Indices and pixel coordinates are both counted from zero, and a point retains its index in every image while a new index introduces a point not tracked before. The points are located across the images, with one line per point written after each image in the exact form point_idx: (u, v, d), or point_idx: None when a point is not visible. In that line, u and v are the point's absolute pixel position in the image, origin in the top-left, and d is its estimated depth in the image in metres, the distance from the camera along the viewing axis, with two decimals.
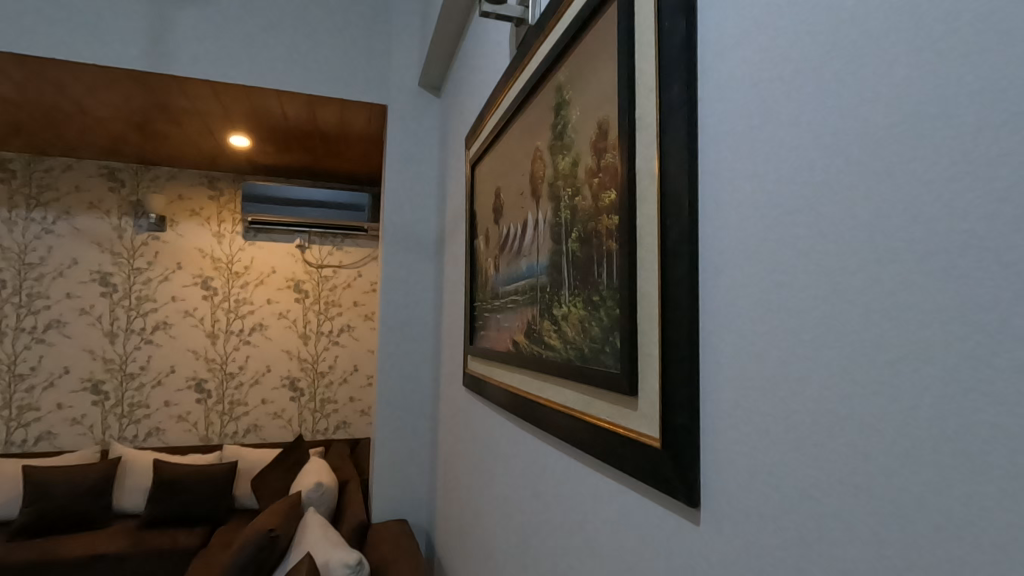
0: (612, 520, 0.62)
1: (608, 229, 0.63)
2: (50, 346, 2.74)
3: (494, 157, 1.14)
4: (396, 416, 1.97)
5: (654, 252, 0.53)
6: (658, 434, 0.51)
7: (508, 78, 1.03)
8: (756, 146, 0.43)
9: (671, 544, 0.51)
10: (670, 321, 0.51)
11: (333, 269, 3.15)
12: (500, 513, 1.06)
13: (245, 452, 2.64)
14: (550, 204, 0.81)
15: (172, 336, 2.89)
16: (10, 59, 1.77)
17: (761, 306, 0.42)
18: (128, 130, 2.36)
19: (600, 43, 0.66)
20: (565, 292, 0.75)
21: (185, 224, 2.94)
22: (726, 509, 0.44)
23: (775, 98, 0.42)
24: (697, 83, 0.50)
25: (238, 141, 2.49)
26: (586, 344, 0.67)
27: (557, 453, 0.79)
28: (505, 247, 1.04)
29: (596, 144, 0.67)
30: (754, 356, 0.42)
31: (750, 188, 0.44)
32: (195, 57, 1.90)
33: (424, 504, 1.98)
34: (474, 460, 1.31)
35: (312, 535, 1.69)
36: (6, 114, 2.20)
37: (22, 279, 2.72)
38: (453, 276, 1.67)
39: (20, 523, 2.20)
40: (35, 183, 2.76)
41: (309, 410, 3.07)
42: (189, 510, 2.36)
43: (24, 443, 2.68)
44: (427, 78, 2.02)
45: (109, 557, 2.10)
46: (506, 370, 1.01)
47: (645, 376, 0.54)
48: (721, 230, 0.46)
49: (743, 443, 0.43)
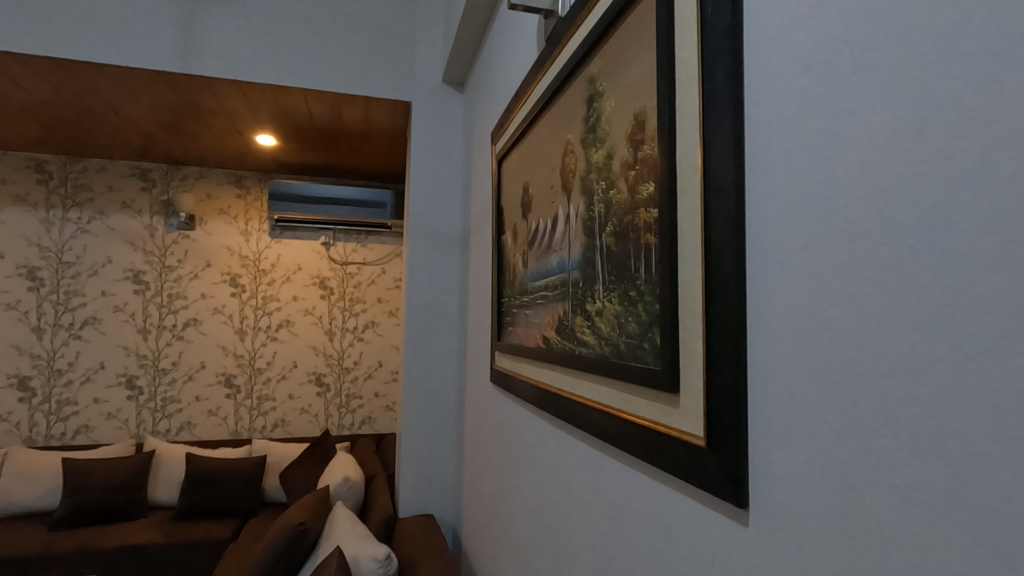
0: (651, 519, 0.61)
1: (647, 222, 0.61)
2: (86, 342, 2.82)
3: (522, 151, 1.13)
4: (422, 413, 1.98)
5: (697, 245, 0.51)
6: (702, 433, 0.50)
7: (537, 71, 1.02)
8: (808, 133, 0.41)
9: (714, 545, 0.49)
10: (715, 316, 0.49)
11: (357, 266, 3.18)
12: (530, 512, 1.05)
13: (274, 447, 2.68)
14: (583, 199, 0.80)
15: (202, 332, 2.95)
16: (47, 63, 1.81)
17: (812, 300, 0.40)
18: (159, 130, 2.41)
19: (637, 32, 0.64)
20: (599, 287, 0.74)
21: (214, 222, 2.99)
22: (776, 509, 0.42)
23: (826, 83, 0.40)
24: (741, 68, 0.48)
25: (265, 140, 2.52)
26: (622, 340, 0.66)
27: (591, 451, 0.78)
28: (534, 242, 1.03)
29: (632, 136, 0.65)
30: (806, 350, 0.40)
31: (801, 175, 0.42)
32: (223, 57, 1.93)
33: (450, 500, 1.99)
34: (502, 457, 1.30)
35: (341, 529, 1.71)
36: (43, 116, 2.26)
37: (60, 277, 2.80)
38: (478, 270, 1.66)
39: (61, 513, 2.27)
40: (71, 183, 2.84)
41: (334, 405, 3.11)
42: (221, 502, 2.41)
43: (63, 436, 2.77)
44: (450, 73, 2.01)
45: (144, 547, 2.16)
46: (535, 366, 1.00)
47: (689, 374, 0.52)
48: (771, 221, 0.44)
49: (794, 440, 0.41)
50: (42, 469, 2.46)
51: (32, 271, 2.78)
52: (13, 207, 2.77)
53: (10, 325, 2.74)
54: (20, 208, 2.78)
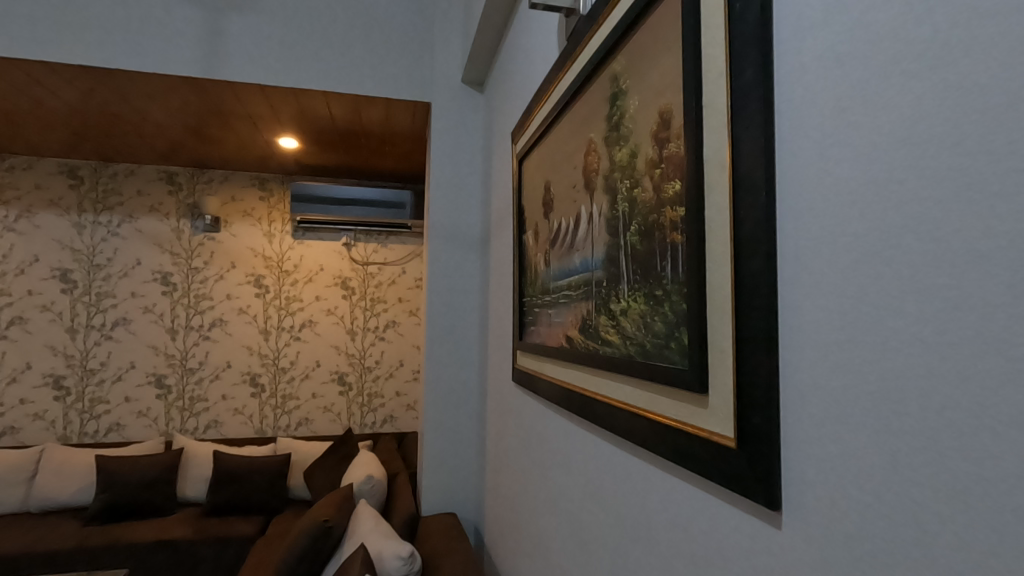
0: (679, 518, 0.60)
1: (673, 221, 0.61)
2: (117, 343, 2.90)
3: (544, 150, 1.12)
4: (443, 412, 2.00)
5: (726, 243, 0.51)
6: (732, 434, 0.49)
7: (558, 70, 1.01)
8: (841, 128, 0.40)
9: (745, 546, 0.49)
10: (746, 315, 0.48)
11: (378, 266, 3.20)
12: (555, 512, 1.05)
13: (298, 445, 2.72)
14: (606, 197, 0.80)
15: (228, 332, 3.01)
16: (78, 71, 1.87)
17: (845, 299, 0.39)
18: (185, 134, 2.46)
19: (661, 28, 0.63)
20: (623, 286, 0.73)
21: (238, 224, 3.04)
22: (809, 508, 0.41)
23: (858, 80, 0.39)
24: (771, 64, 0.47)
25: (287, 142, 2.56)
26: (647, 340, 0.66)
27: (616, 451, 0.78)
28: (557, 242, 1.03)
29: (657, 134, 0.65)
30: (840, 349, 0.40)
31: (834, 169, 0.41)
32: (246, 62, 1.96)
33: (473, 499, 2.00)
34: (525, 456, 1.30)
35: (365, 526, 1.73)
36: (74, 123, 2.33)
37: (92, 279, 2.89)
38: (499, 269, 1.66)
39: (95, 508, 2.34)
40: (102, 187, 2.92)
41: (357, 404, 3.14)
42: (247, 499, 2.45)
43: (96, 433, 2.85)
44: (469, 73, 2.02)
45: (174, 543, 2.21)
46: (559, 366, 1.00)
47: (717, 373, 0.52)
48: (802, 218, 0.44)
49: (827, 440, 0.40)
50: (77, 465, 2.53)
51: (66, 274, 2.86)
52: (47, 212, 2.86)
53: (45, 325, 2.83)
54: (54, 212, 2.86)
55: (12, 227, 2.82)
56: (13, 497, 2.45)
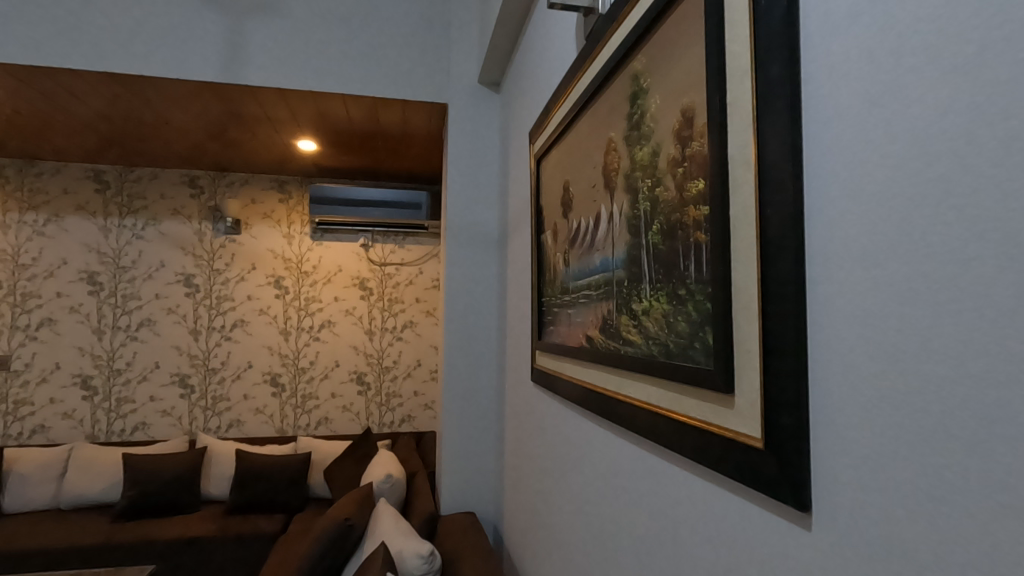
0: (704, 519, 0.60)
1: (697, 220, 0.60)
2: (142, 343, 2.96)
3: (562, 151, 1.12)
4: (461, 412, 2.00)
5: (752, 242, 0.50)
6: (760, 434, 0.49)
7: (576, 70, 1.01)
8: (871, 126, 0.40)
9: (772, 546, 0.48)
10: (772, 315, 0.48)
11: (395, 266, 3.23)
12: (576, 514, 1.05)
13: (319, 444, 2.75)
14: (627, 197, 0.79)
15: (249, 333, 3.05)
16: (104, 77, 1.91)
17: (876, 300, 0.39)
18: (207, 138, 2.50)
19: (683, 26, 0.63)
20: (645, 285, 0.73)
21: (259, 226, 3.09)
22: (839, 510, 0.41)
23: (887, 77, 0.39)
24: (798, 60, 0.47)
25: (306, 145, 2.59)
26: (670, 340, 0.66)
27: (639, 452, 0.77)
28: (576, 241, 1.03)
29: (679, 132, 0.64)
30: (871, 348, 0.39)
31: (865, 166, 0.40)
32: (266, 66, 1.99)
33: (491, 498, 2.00)
34: (544, 456, 1.30)
35: (385, 525, 1.74)
36: (100, 128, 2.38)
37: (118, 281, 2.95)
38: (517, 269, 1.66)
39: (122, 505, 2.39)
40: (127, 191, 2.98)
41: (375, 403, 3.17)
42: (268, 497, 2.49)
43: (122, 432, 2.92)
44: (485, 74, 2.02)
45: (198, 539, 2.25)
46: (578, 366, 1.00)
47: (744, 374, 0.51)
48: (831, 219, 0.43)
49: (857, 441, 0.40)
50: (104, 463, 2.59)
51: (92, 276, 2.93)
52: (75, 215, 2.93)
53: (74, 326, 2.90)
54: (81, 216, 2.93)
55: (41, 231, 2.89)
56: (44, 494, 2.51)
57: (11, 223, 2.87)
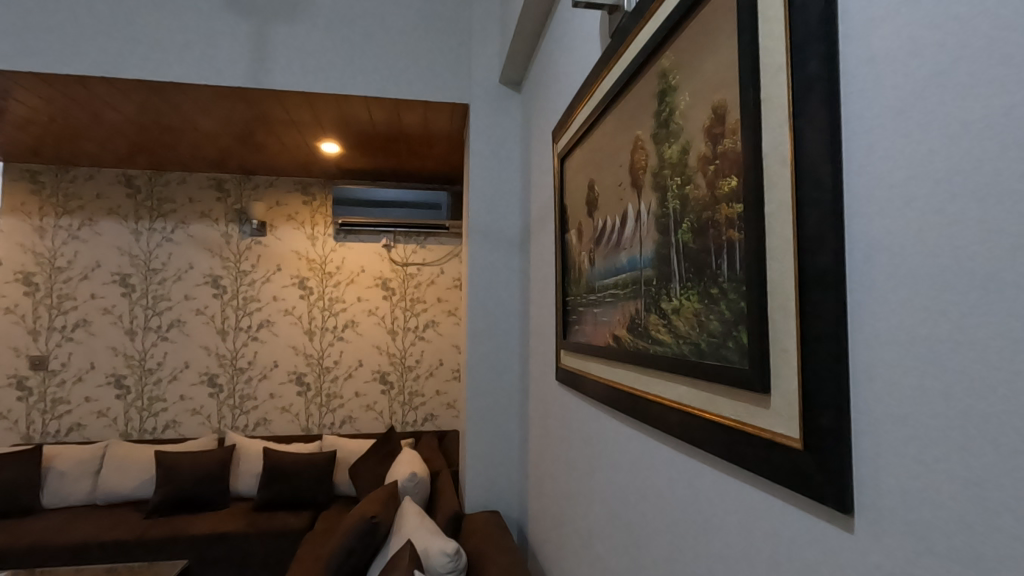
0: (740, 519, 0.59)
1: (730, 217, 0.60)
2: (172, 343, 3.03)
3: (586, 150, 1.12)
4: (484, 412, 2.01)
5: (789, 239, 0.50)
6: (798, 435, 0.48)
7: (601, 68, 1.01)
8: (915, 119, 0.39)
9: (811, 547, 0.48)
10: (809, 313, 0.47)
11: (417, 266, 3.26)
12: (603, 512, 1.05)
13: (344, 443, 2.79)
14: (655, 195, 0.79)
15: (275, 333, 3.11)
16: (135, 85, 1.96)
17: (922, 298, 0.38)
18: (234, 142, 2.55)
19: (714, 21, 0.62)
20: (675, 284, 0.72)
21: (283, 228, 3.14)
22: (883, 511, 0.40)
23: (933, 72, 0.38)
24: (837, 55, 0.46)
25: (329, 147, 2.63)
26: (702, 339, 0.65)
27: (669, 452, 0.77)
28: (601, 241, 1.03)
29: (710, 129, 0.64)
30: (919, 347, 0.38)
31: (909, 164, 0.40)
32: (291, 71, 2.02)
33: (516, 497, 2.00)
34: (570, 456, 1.30)
35: (411, 523, 1.76)
36: (131, 134, 2.44)
37: (149, 283, 3.03)
38: (540, 268, 1.66)
39: (156, 501, 2.46)
40: (156, 195, 3.06)
41: (398, 402, 3.20)
42: (295, 494, 2.53)
43: (154, 430, 3.00)
44: (506, 74, 2.03)
45: (228, 536, 2.29)
46: (605, 365, 1.00)
47: (781, 373, 0.51)
48: (872, 215, 0.42)
49: (902, 441, 0.39)
50: (137, 460, 2.66)
51: (124, 278, 3.02)
52: (107, 219, 3.01)
53: (107, 327, 2.99)
54: (113, 220, 3.02)
55: (76, 235, 2.99)
56: (81, 489, 2.60)
57: (46, 227, 2.97)
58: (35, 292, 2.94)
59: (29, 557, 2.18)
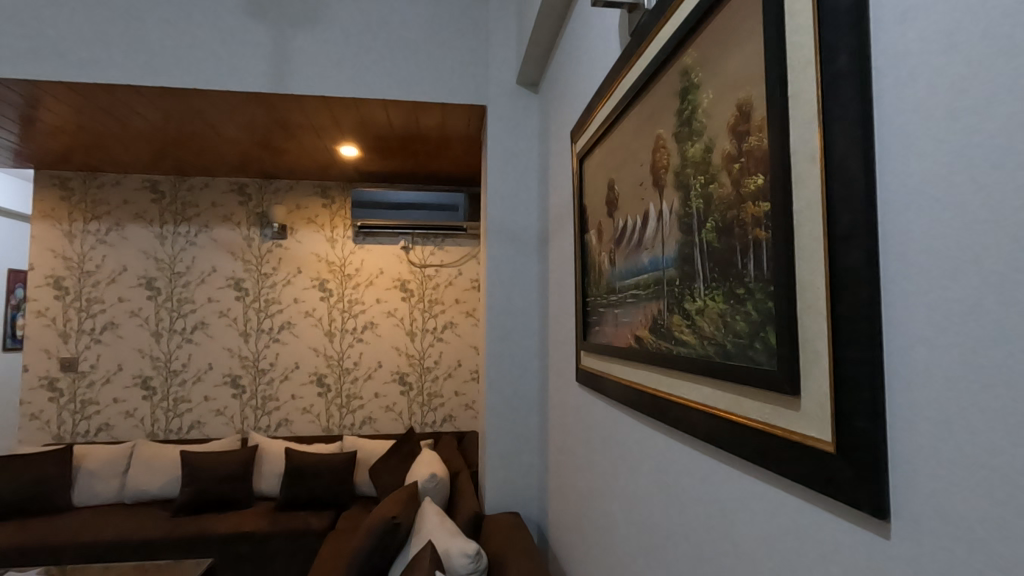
0: (767, 522, 0.58)
1: (756, 217, 0.59)
2: (197, 345, 3.08)
3: (606, 149, 1.11)
4: (503, 412, 2.01)
5: (819, 238, 0.48)
6: (830, 437, 0.47)
7: (621, 68, 1.00)
8: (953, 115, 0.38)
9: (845, 552, 0.46)
10: (841, 313, 0.46)
11: (435, 268, 3.27)
12: (624, 515, 1.04)
13: (364, 443, 2.81)
14: (678, 194, 0.78)
15: (296, 335, 3.14)
16: (159, 91, 2.00)
17: (963, 297, 0.37)
18: (255, 147, 2.59)
19: (739, 16, 0.61)
20: (699, 284, 0.71)
21: (304, 231, 3.18)
22: (920, 515, 0.39)
23: (971, 67, 0.37)
24: (869, 50, 0.44)
25: (348, 150, 2.65)
26: (727, 340, 0.64)
27: (694, 455, 0.76)
28: (621, 241, 1.02)
29: (735, 127, 0.63)
30: (962, 350, 0.37)
31: (947, 161, 0.39)
32: (311, 76, 2.04)
33: (535, 498, 2.00)
34: (590, 458, 1.29)
35: (431, 523, 1.76)
36: (154, 140, 2.49)
37: (174, 286, 3.09)
38: (559, 268, 1.65)
39: (182, 500, 2.51)
40: (181, 200, 3.12)
41: (417, 403, 3.21)
42: (317, 494, 2.56)
43: (179, 430, 3.05)
44: (524, 75, 2.02)
45: (252, 535, 2.33)
46: (626, 366, 0.99)
47: (812, 375, 0.49)
48: (907, 214, 0.41)
49: (943, 445, 0.38)
50: (164, 460, 2.72)
51: (150, 281, 3.08)
52: (134, 224, 3.08)
53: (134, 329, 3.06)
54: (139, 225, 3.09)
55: (103, 239, 3.06)
56: (110, 488, 2.66)
57: (75, 232, 3.05)
58: (65, 295, 3.02)
59: (62, 554, 2.23)
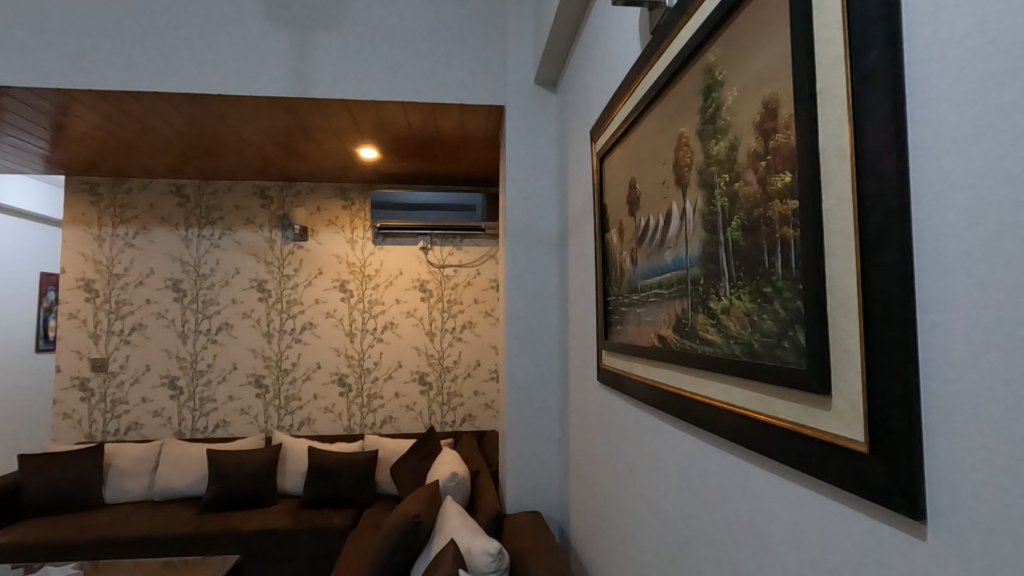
0: (796, 522, 0.58)
1: (783, 214, 0.58)
2: (221, 345, 3.14)
3: (628, 147, 1.10)
4: (523, 412, 2.01)
5: (850, 236, 0.48)
6: (862, 438, 0.46)
7: (642, 65, 0.99)
8: (990, 111, 0.37)
9: (877, 553, 0.46)
10: (874, 312, 0.45)
11: (454, 268, 3.29)
12: (649, 516, 1.03)
13: (385, 443, 2.84)
14: (702, 193, 0.78)
15: (318, 335, 3.19)
16: (184, 97, 2.04)
17: (1002, 298, 0.36)
18: (276, 150, 2.63)
19: (765, 13, 0.61)
20: (724, 283, 0.71)
21: (324, 232, 3.22)
22: (959, 515, 0.38)
23: (1009, 64, 0.36)
24: (901, 47, 0.44)
25: (367, 152, 2.68)
26: (755, 339, 0.64)
27: (719, 455, 0.75)
28: (644, 240, 1.02)
29: (761, 125, 0.62)
30: (1000, 349, 0.36)
31: (983, 158, 0.38)
32: (330, 79, 2.07)
33: (557, 497, 2.00)
34: (613, 458, 1.29)
35: (452, 522, 1.77)
36: (179, 144, 2.54)
37: (199, 288, 3.16)
38: (579, 267, 1.65)
39: (208, 498, 2.56)
40: (205, 204, 3.19)
41: (437, 403, 3.24)
42: (339, 492, 2.59)
43: (205, 429, 3.11)
44: (542, 75, 2.02)
45: (277, 532, 2.37)
46: (649, 365, 0.99)
47: (844, 374, 0.49)
48: (943, 213, 0.40)
49: (987, 448, 0.37)
50: (190, 458, 2.78)
51: (177, 284, 3.15)
52: (160, 227, 3.16)
53: (161, 330, 3.13)
54: (165, 228, 3.16)
55: (132, 243, 3.14)
56: (139, 485, 2.72)
57: (104, 236, 3.13)
58: (95, 298, 3.11)
59: (94, 550, 2.30)
